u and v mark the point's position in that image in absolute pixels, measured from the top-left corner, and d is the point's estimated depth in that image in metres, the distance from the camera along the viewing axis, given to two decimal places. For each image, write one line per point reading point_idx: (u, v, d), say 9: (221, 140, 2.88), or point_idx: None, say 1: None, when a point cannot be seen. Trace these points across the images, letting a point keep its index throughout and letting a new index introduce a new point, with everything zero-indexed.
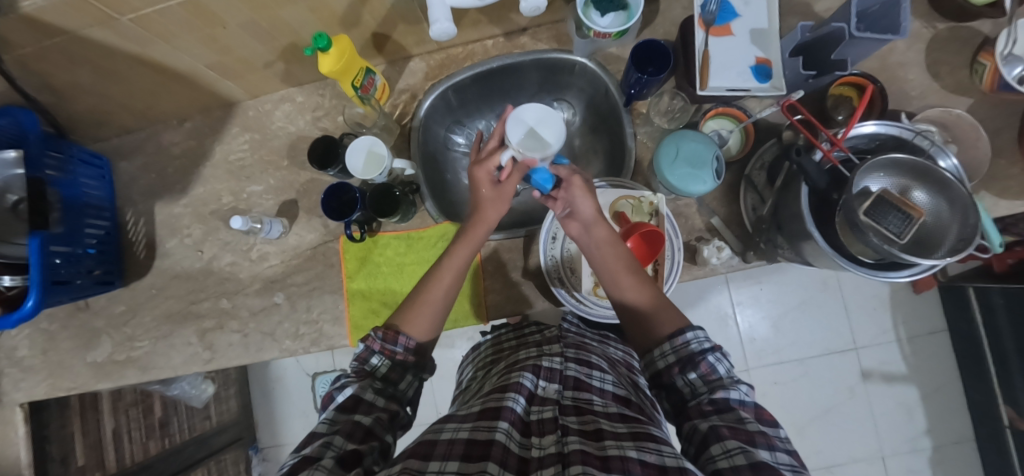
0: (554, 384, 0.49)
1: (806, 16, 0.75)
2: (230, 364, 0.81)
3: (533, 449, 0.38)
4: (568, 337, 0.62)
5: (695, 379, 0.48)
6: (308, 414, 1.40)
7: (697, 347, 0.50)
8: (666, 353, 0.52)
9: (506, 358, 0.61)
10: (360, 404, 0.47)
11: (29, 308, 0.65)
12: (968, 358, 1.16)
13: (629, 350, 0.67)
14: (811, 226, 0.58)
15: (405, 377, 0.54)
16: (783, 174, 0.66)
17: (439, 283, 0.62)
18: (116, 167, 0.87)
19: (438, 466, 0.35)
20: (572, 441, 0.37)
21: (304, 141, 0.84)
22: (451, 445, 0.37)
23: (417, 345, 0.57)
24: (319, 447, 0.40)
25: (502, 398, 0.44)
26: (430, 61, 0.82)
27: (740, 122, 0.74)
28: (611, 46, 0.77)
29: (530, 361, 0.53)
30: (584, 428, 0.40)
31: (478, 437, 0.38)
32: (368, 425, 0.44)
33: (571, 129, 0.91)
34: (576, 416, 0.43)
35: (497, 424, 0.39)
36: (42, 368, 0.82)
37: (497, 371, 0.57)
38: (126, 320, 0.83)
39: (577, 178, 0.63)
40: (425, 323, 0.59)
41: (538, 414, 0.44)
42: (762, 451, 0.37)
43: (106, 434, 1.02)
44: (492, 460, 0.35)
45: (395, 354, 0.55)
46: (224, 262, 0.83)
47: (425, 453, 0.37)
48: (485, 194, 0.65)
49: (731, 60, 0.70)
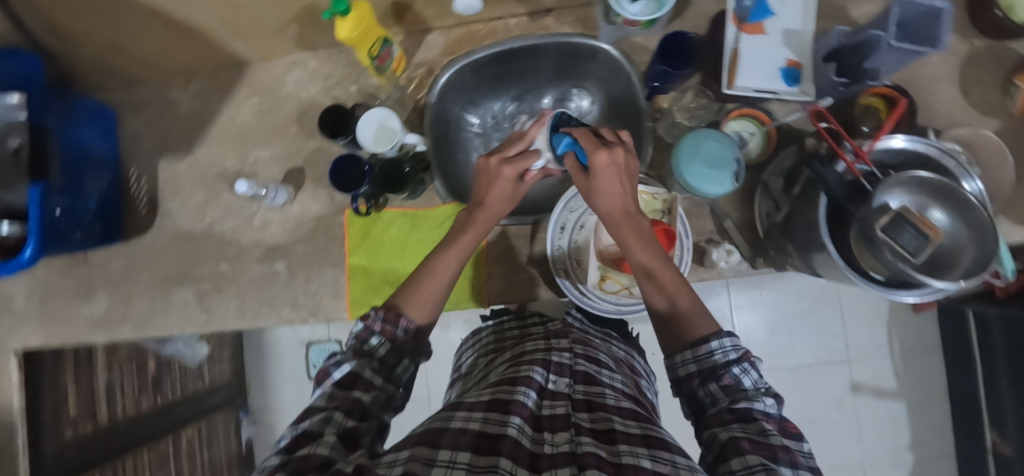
0: (564, 378, 0.50)
1: (841, 20, 0.72)
2: (226, 329, 0.81)
3: (546, 445, 0.38)
4: (573, 332, 0.63)
5: (716, 390, 0.47)
6: (299, 382, 1.40)
7: (721, 358, 0.48)
8: (687, 361, 0.50)
9: (510, 348, 0.62)
10: (358, 381, 0.46)
11: (27, 258, 0.64)
12: (958, 379, 1.16)
13: (630, 351, 0.70)
14: (826, 239, 0.57)
15: (402, 361, 0.52)
16: (801, 181, 0.63)
17: (441, 270, 0.59)
18: (121, 121, 0.85)
19: (448, 455, 0.35)
20: (584, 442, 0.38)
21: (314, 109, 0.82)
22: (459, 435, 0.37)
23: (417, 328, 0.55)
24: (319, 421, 0.40)
25: (512, 391, 0.44)
26: (449, 36, 0.79)
27: (762, 126, 0.70)
28: (637, 35, 0.75)
29: (540, 355, 0.54)
30: (595, 427, 0.41)
31: (489, 430, 0.37)
32: (366, 405, 0.45)
33: (589, 117, 0.86)
34: (588, 414, 0.43)
35: (509, 419, 0.39)
36: (41, 317, 0.83)
37: (502, 361, 0.58)
38: (124, 276, 0.83)
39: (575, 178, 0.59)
40: (426, 305, 0.57)
41: (550, 409, 0.44)
42: (784, 468, 0.37)
43: (99, 389, 1.01)
44: (504, 455, 0.35)
45: (395, 336, 0.53)
46: (226, 227, 0.82)
47: (433, 441, 0.37)
48: (496, 190, 0.62)
49: (763, 59, 0.68)
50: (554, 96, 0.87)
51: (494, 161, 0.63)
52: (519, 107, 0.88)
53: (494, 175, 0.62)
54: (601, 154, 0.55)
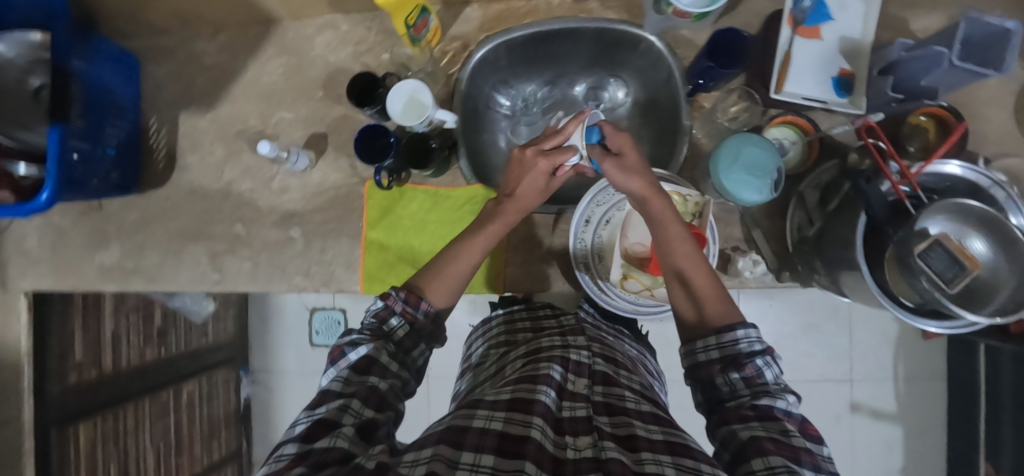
0: (583, 379, 0.53)
1: (900, 32, 0.69)
2: (236, 290, 0.80)
3: (567, 450, 0.40)
4: (588, 329, 0.66)
5: (737, 379, 0.46)
6: (301, 347, 1.41)
7: (746, 348, 0.47)
8: (710, 347, 0.49)
9: (524, 341, 0.64)
10: (375, 366, 0.47)
11: (44, 202, 0.64)
12: (959, 409, 1.15)
13: (641, 350, 0.73)
14: (860, 261, 0.55)
15: (418, 345, 0.54)
16: (839, 197, 0.61)
17: (462, 257, 0.58)
18: (144, 69, 0.83)
19: (472, 457, 0.37)
20: (608, 448, 0.39)
21: (342, 74, 0.79)
22: (482, 437, 0.39)
23: (436, 312, 0.56)
24: (336, 410, 0.41)
25: (533, 390, 0.46)
26: (488, 11, 0.76)
27: (805, 135, 0.68)
28: (684, 28, 0.72)
29: (558, 351, 0.57)
30: (617, 432, 0.42)
31: (513, 432, 0.40)
32: (382, 392, 0.45)
33: (621, 110, 0.84)
34: (608, 417, 0.45)
35: (531, 420, 0.42)
36: (52, 260, 0.83)
37: (517, 355, 0.60)
38: (138, 228, 0.82)
39: (608, 163, 0.56)
40: (446, 290, 0.57)
41: (570, 410, 0.47)
42: (806, 471, 0.36)
43: (106, 335, 1.02)
44: (529, 460, 0.37)
45: (414, 318, 0.54)
46: (243, 188, 0.81)
47: (456, 441, 0.39)
48: (528, 180, 0.60)
49: (815, 65, 0.65)
50: (588, 84, 0.85)
51: (529, 152, 0.60)
52: (551, 92, 0.86)
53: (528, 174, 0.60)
54: (623, 136, 0.58)
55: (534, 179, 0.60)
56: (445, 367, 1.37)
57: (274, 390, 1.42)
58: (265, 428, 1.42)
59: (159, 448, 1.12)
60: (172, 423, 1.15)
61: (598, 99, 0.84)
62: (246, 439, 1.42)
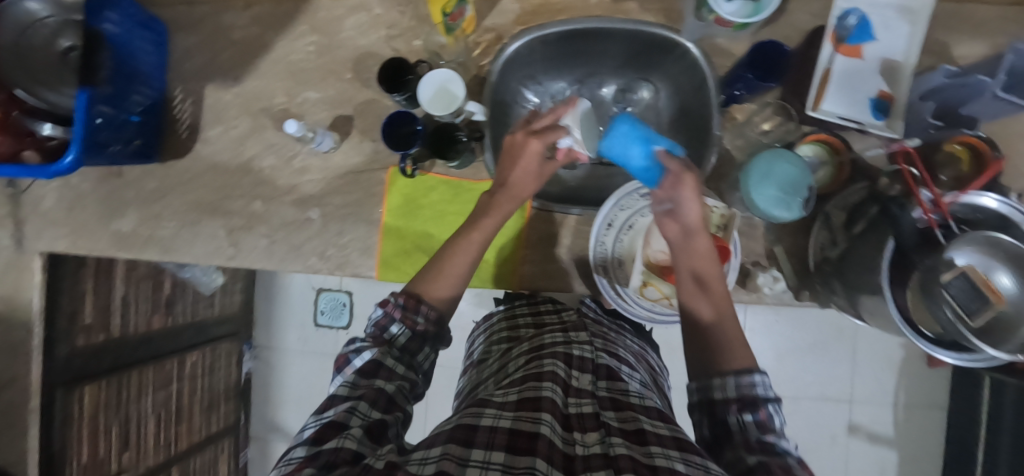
0: (586, 374, 0.55)
1: (942, 57, 0.68)
2: (249, 267, 0.80)
3: (576, 446, 0.42)
4: (590, 325, 0.70)
5: (749, 422, 0.44)
6: (305, 325, 1.42)
7: (762, 392, 0.46)
8: (726, 387, 0.47)
9: (527, 338, 0.66)
10: (380, 370, 0.47)
11: (68, 164, 0.64)
12: (957, 441, 1.14)
13: (644, 346, 0.79)
14: (885, 286, 0.54)
15: (422, 349, 0.53)
16: (866, 220, 0.61)
17: (461, 258, 0.58)
18: (173, 38, 0.82)
19: (482, 455, 0.39)
20: (616, 444, 0.42)
21: (371, 58, 0.78)
22: (492, 434, 0.42)
23: (438, 315, 0.54)
24: (344, 412, 0.42)
25: (540, 388, 0.49)
26: (524, 4, 0.74)
27: (835, 156, 0.67)
28: (722, 37, 0.70)
29: (561, 348, 0.59)
30: (625, 428, 0.45)
31: (522, 429, 0.42)
32: (390, 394, 0.46)
33: (648, 114, 0.84)
34: (614, 413, 0.49)
35: (540, 417, 0.44)
36: (68, 223, 0.83)
37: (520, 350, 0.63)
38: (156, 197, 0.82)
39: (688, 175, 0.58)
40: (447, 290, 0.57)
41: (577, 407, 0.49)
42: None
43: (115, 300, 1.02)
44: (539, 456, 0.39)
45: (415, 324, 0.53)
46: (264, 165, 0.80)
47: (466, 439, 0.42)
48: (523, 167, 0.62)
49: (854, 84, 0.64)
50: (617, 85, 0.84)
51: (519, 136, 0.63)
52: (578, 91, 0.86)
53: (523, 169, 0.62)
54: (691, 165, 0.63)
55: (529, 163, 0.62)
56: (445, 357, 1.37)
57: (276, 366, 1.43)
58: (265, 402, 1.44)
59: (160, 415, 1.12)
60: (174, 390, 1.15)
61: (626, 102, 0.85)
62: (244, 413, 1.43)
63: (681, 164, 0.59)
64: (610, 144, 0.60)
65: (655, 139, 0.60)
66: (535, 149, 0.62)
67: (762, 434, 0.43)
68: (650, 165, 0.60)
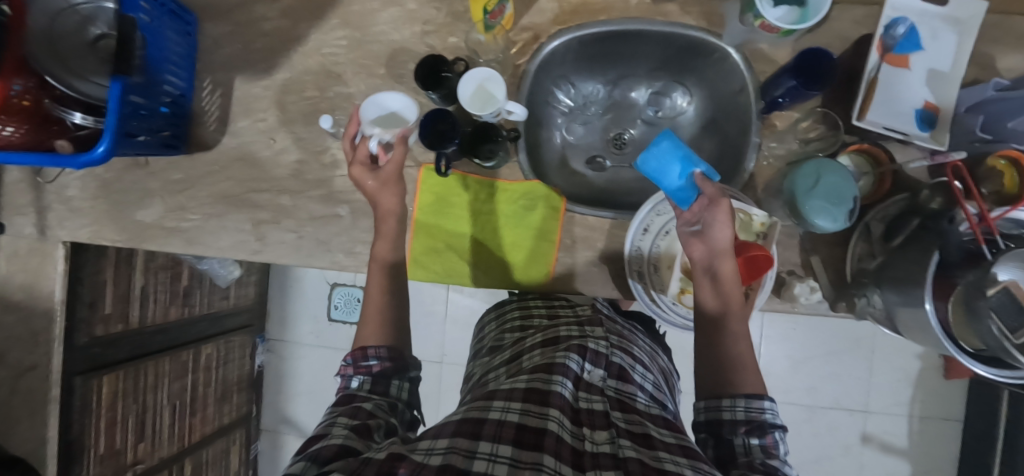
0: (598, 369, 0.58)
1: (983, 70, 0.67)
2: (276, 261, 0.79)
3: (586, 442, 0.46)
4: (606, 322, 0.72)
5: (755, 445, 0.50)
6: (318, 319, 1.41)
7: (769, 418, 0.52)
8: (737, 408, 0.53)
9: (541, 329, 0.69)
10: (356, 397, 0.56)
11: (100, 154, 0.63)
12: (972, 453, 1.14)
13: (654, 346, 0.81)
14: (925, 294, 0.53)
15: (391, 384, 0.59)
16: (908, 234, 0.61)
17: (373, 303, 0.66)
18: (202, 28, 0.81)
19: (489, 448, 0.41)
20: (625, 446, 0.45)
21: (405, 53, 0.77)
22: (499, 428, 0.44)
23: (388, 350, 0.61)
24: (326, 426, 0.49)
25: (550, 381, 0.51)
26: (562, 4, 0.73)
27: (876, 167, 0.66)
28: (764, 42, 0.69)
29: (577, 340, 0.61)
30: (632, 429, 0.48)
31: (529, 423, 0.45)
32: (370, 409, 0.53)
33: (680, 119, 0.83)
34: (622, 413, 0.52)
35: (547, 412, 0.47)
36: (91, 213, 0.83)
37: (534, 341, 0.65)
38: (182, 188, 0.81)
39: (725, 201, 0.57)
40: (376, 326, 0.64)
41: (587, 402, 0.53)
42: None
43: (135, 290, 1.01)
44: (546, 452, 0.41)
45: (370, 368, 0.59)
46: (292, 159, 0.79)
47: (473, 432, 0.44)
48: (375, 189, 0.69)
49: (899, 95, 0.64)
50: (649, 89, 0.83)
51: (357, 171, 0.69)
52: (611, 93, 0.85)
53: (374, 187, 0.69)
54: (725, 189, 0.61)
55: (373, 181, 0.69)
56: (458, 354, 1.37)
57: (288, 359, 1.44)
58: (276, 395, 1.45)
59: (175, 406, 1.12)
60: (189, 381, 1.15)
61: (659, 107, 0.83)
62: (255, 405, 1.43)
63: (717, 189, 0.58)
64: (649, 157, 0.60)
65: (695, 161, 0.60)
66: (361, 171, 0.69)
67: (766, 457, 0.49)
68: (685, 185, 0.60)
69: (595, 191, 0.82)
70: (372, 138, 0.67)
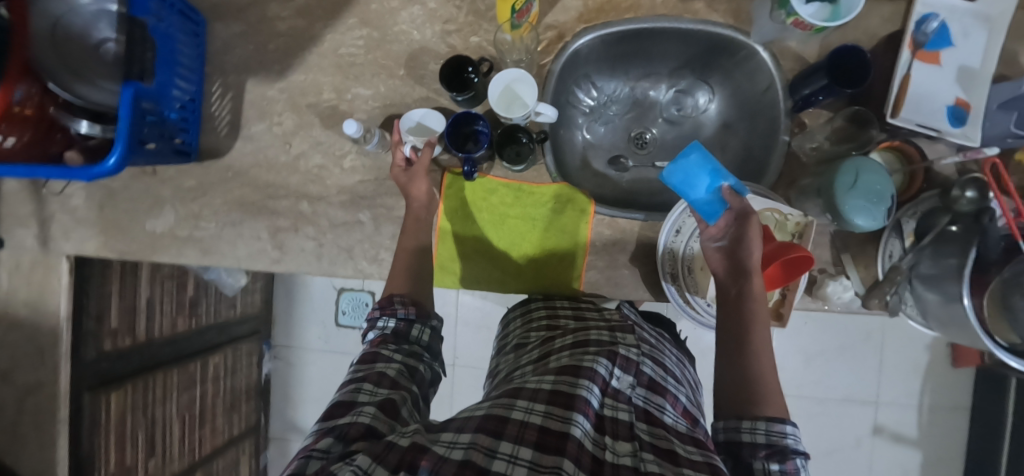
0: (628, 376, 0.53)
1: (1011, 65, 0.67)
2: (296, 270, 0.77)
3: (607, 452, 0.42)
4: (636, 329, 0.66)
5: (775, 471, 0.43)
6: (326, 324, 1.39)
7: (793, 443, 0.43)
8: (756, 430, 0.45)
9: (570, 330, 0.63)
10: (378, 358, 0.52)
11: (112, 166, 0.59)
12: (981, 440, 1.16)
13: (681, 356, 0.77)
14: (963, 287, 0.53)
15: (413, 329, 0.57)
16: (935, 232, 0.60)
17: (395, 279, 0.63)
18: (211, 30, 0.78)
19: (510, 448, 0.39)
20: (648, 460, 0.40)
21: (426, 53, 0.75)
22: (523, 428, 0.41)
23: (412, 300, 0.59)
24: (351, 391, 0.46)
25: (576, 384, 0.47)
26: (588, 2, 0.72)
27: (908, 164, 0.66)
28: (793, 40, 0.68)
29: (607, 347, 0.56)
30: (656, 443, 0.44)
31: (552, 427, 0.42)
32: (393, 376, 0.50)
33: (703, 117, 0.82)
34: (648, 426, 0.47)
35: (571, 416, 0.43)
36: (97, 223, 0.79)
37: (563, 343, 0.59)
38: (195, 196, 0.78)
39: (755, 217, 0.55)
40: (403, 276, 0.63)
41: (612, 410, 0.48)
42: None
43: (141, 301, 0.97)
44: (567, 457, 0.39)
45: (395, 315, 0.57)
46: (312, 163, 0.77)
47: (495, 430, 0.41)
48: (407, 188, 0.68)
49: (930, 92, 0.65)
50: (672, 87, 0.83)
51: (397, 171, 0.69)
52: (633, 91, 0.84)
53: (407, 182, 0.68)
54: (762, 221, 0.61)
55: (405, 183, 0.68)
56: (471, 357, 1.35)
57: (296, 365, 1.41)
58: (284, 403, 1.42)
59: (184, 418, 1.08)
60: (197, 393, 1.11)
61: (681, 106, 0.83)
62: (264, 413, 1.41)
63: (744, 204, 0.57)
64: (676, 169, 0.60)
65: (724, 174, 0.58)
66: (399, 171, 0.69)
67: None
68: (713, 199, 0.59)
69: (618, 189, 0.81)
70: (406, 143, 0.69)
